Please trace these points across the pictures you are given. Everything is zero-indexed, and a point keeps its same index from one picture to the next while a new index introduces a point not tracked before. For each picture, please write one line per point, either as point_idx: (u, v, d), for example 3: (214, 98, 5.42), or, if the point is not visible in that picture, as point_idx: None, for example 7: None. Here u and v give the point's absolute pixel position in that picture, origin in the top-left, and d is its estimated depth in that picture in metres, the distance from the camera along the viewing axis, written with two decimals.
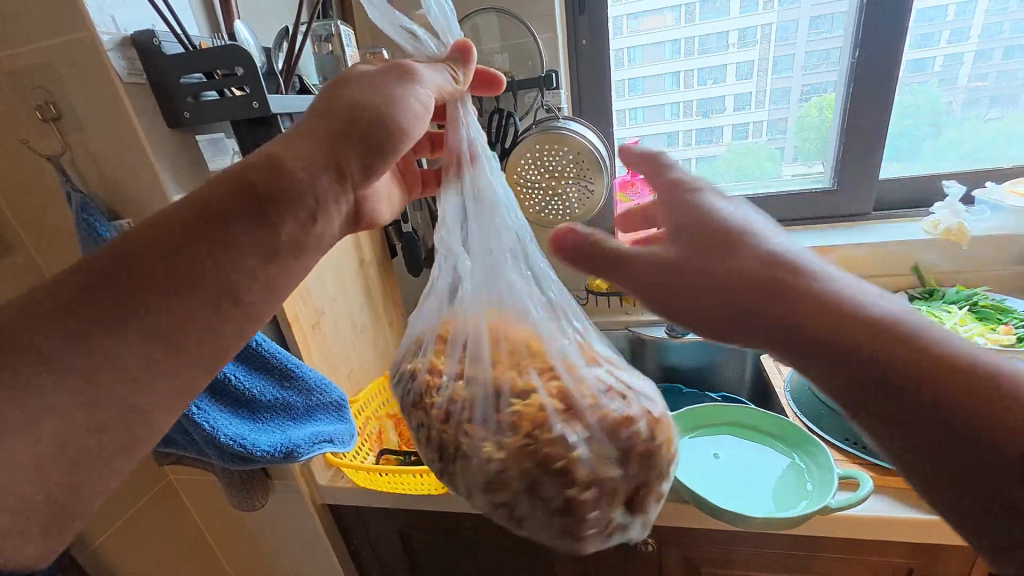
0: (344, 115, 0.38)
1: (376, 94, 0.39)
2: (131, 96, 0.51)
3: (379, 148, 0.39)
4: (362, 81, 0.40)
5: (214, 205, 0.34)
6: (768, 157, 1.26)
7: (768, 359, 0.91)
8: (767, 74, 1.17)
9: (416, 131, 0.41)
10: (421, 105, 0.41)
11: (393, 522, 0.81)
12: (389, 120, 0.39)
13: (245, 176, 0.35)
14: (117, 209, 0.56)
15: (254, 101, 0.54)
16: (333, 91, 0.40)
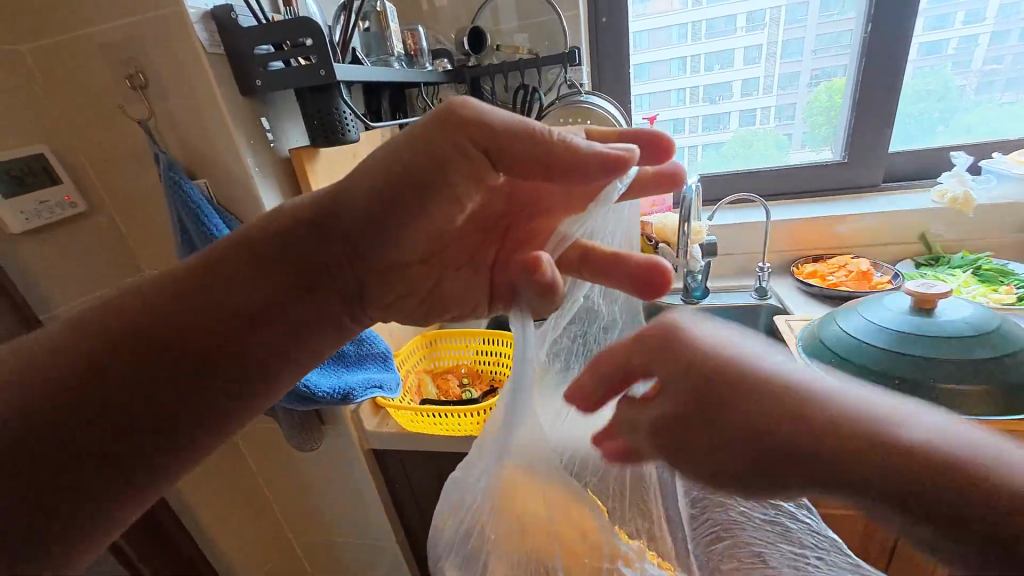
0: (448, 142, 0.34)
1: (451, 139, 0.34)
2: (213, 65, 0.57)
3: (493, 168, 0.36)
4: (468, 123, 0.34)
5: (411, 178, 0.35)
6: (777, 143, 1.31)
7: (780, 320, 0.97)
8: (775, 57, 1.22)
9: (447, 183, 0.35)
10: (483, 155, 0.35)
11: (432, 466, 0.87)
12: (474, 177, 0.36)
13: (432, 186, 0.35)
14: (196, 169, 0.63)
15: (320, 70, 0.59)
16: (436, 134, 0.34)
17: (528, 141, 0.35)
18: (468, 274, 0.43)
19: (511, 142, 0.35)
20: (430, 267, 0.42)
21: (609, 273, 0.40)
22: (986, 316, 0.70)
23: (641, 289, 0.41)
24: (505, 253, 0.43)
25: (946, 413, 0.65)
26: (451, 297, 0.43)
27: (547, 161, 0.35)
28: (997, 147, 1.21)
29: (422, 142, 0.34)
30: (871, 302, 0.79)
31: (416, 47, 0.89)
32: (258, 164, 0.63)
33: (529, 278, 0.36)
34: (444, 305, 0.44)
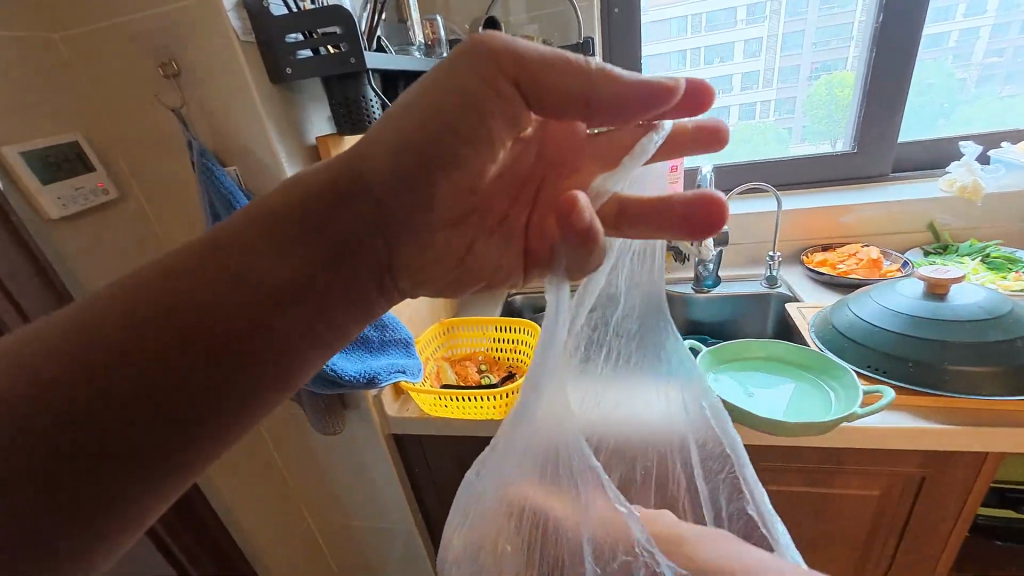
0: (481, 79, 0.35)
1: (487, 73, 0.34)
2: (246, 53, 0.58)
3: (528, 106, 0.36)
4: (504, 57, 0.34)
5: (449, 128, 0.35)
6: (775, 138, 1.33)
7: (792, 307, 0.98)
8: (776, 51, 1.24)
9: (487, 121, 0.35)
10: (521, 91, 0.35)
11: (451, 450, 0.89)
12: (511, 116, 0.36)
13: (470, 125, 0.35)
14: (226, 156, 0.64)
15: (350, 58, 0.60)
16: (472, 70, 0.34)
17: (570, 75, 0.35)
18: (500, 239, 0.44)
19: (549, 75, 0.35)
20: (463, 232, 0.41)
21: (647, 223, 0.40)
22: (998, 300, 0.72)
23: (682, 233, 0.40)
24: (537, 212, 0.43)
25: (958, 394, 0.67)
26: (483, 264, 0.44)
27: (584, 91, 0.35)
28: (1005, 137, 1.22)
29: (456, 83, 0.35)
30: (884, 287, 0.81)
31: (435, 37, 0.90)
32: (287, 151, 0.64)
33: (568, 222, 0.36)
34: (480, 271, 0.44)
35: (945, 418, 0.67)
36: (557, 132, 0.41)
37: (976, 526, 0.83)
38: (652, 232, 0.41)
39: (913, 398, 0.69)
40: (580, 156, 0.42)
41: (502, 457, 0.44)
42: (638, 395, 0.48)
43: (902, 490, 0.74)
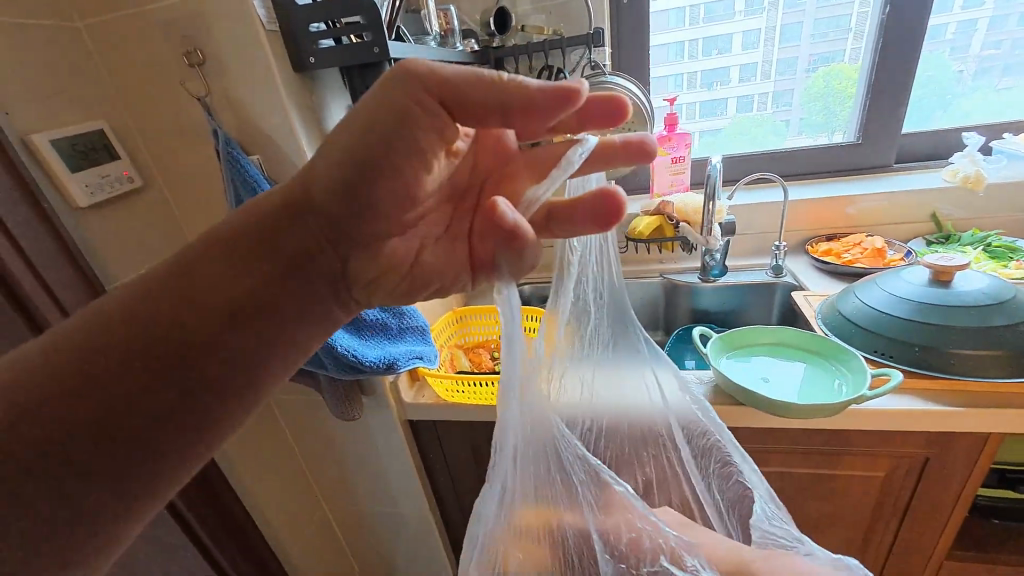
0: (405, 94, 0.36)
1: (406, 93, 0.36)
2: (270, 42, 0.59)
3: (453, 120, 0.38)
4: (421, 77, 0.36)
5: (393, 139, 0.37)
6: (774, 129, 1.34)
7: (798, 295, 1.00)
8: (774, 43, 1.25)
9: (412, 140, 0.38)
10: (438, 111, 0.37)
11: (465, 435, 0.91)
12: (437, 132, 0.38)
13: (394, 142, 0.37)
14: (249, 145, 0.65)
15: (374, 47, 0.61)
16: (396, 93, 0.36)
17: (483, 93, 0.36)
18: (448, 245, 0.47)
19: (466, 87, 0.36)
20: (412, 237, 0.44)
21: (576, 224, 0.42)
22: (1001, 286, 0.74)
23: (602, 227, 0.43)
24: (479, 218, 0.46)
25: (963, 377, 0.69)
26: (431, 272, 0.46)
27: (501, 101, 0.37)
28: (1007, 128, 1.24)
29: (385, 101, 0.36)
30: (889, 275, 0.83)
31: (449, 27, 0.90)
32: (309, 140, 0.65)
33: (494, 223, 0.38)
34: (428, 277, 0.46)
35: (949, 400, 0.69)
36: (489, 144, 0.44)
37: (975, 506, 0.86)
38: (581, 230, 0.43)
39: (919, 381, 0.71)
40: (514, 167, 0.45)
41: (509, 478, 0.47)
42: (614, 386, 0.53)
43: (906, 471, 0.77)
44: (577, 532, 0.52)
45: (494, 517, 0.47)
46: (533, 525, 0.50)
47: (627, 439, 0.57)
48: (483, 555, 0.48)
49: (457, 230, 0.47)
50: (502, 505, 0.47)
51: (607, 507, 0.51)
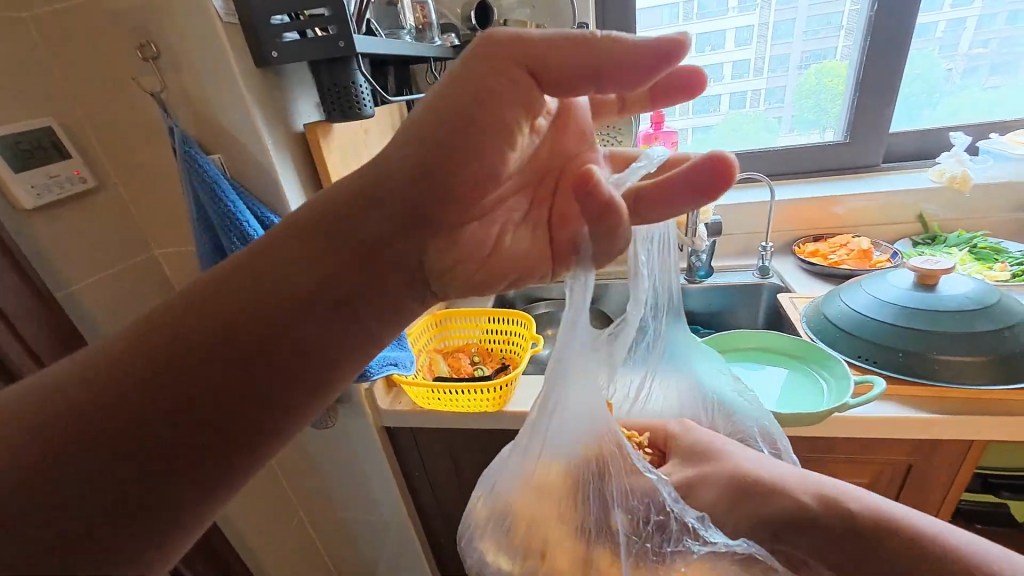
0: (489, 67, 0.35)
1: (497, 62, 0.35)
2: (228, 34, 0.56)
3: (540, 93, 0.37)
4: (513, 46, 0.35)
5: (467, 111, 0.35)
6: (766, 125, 1.32)
7: (784, 298, 0.98)
8: (766, 40, 1.22)
9: (502, 111, 0.36)
10: (531, 82, 0.36)
11: (444, 442, 0.88)
12: (526, 101, 0.36)
13: (474, 114, 0.35)
14: (209, 143, 0.62)
15: (340, 41, 0.58)
16: (484, 65, 0.35)
17: (585, 59, 0.36)
18: (527, 230, 0.46)
19: (560, 50, 0.35)
20: (491, 222, 0.43)
21: (665, 201, 0.44)
22: (986, 290, 0.73)
23: (704, 198, 0.43)
24: (559, 204, 0.46)
25: (949, 384, 0.68)
26: (509, 259, 0.45)
27: (597, 64, 0.35)
28: (993, 128, 1.23)
29: (466, 77, 0.35)
30: (874, 278, 0.81)
31: (425, 21, 0.88)
32: (274, 139, 0.62)
33: (590, 197, 0.39)
34: (505, 264, 0.44)
35: (934, 408, 0.67)
36: (570, 129, 0.45)
37: (958, 511, 0.85)
38: (673, 206, 0.44)
39: (903, 387, 0.70)
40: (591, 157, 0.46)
41: (545, 434, 0.49)
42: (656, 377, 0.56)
43: (890, 478, 0.76)
44: (600, 511, 0.50)
45: (516, 464, 0.50)
46: (557, 494, 0.50)
47: (656, 419, 0.59)
48: (503, 496, 0.51)
49: (537, 214, 0.46)
50: (528, 459, 0.49)
51: (637, 491, 0.49)
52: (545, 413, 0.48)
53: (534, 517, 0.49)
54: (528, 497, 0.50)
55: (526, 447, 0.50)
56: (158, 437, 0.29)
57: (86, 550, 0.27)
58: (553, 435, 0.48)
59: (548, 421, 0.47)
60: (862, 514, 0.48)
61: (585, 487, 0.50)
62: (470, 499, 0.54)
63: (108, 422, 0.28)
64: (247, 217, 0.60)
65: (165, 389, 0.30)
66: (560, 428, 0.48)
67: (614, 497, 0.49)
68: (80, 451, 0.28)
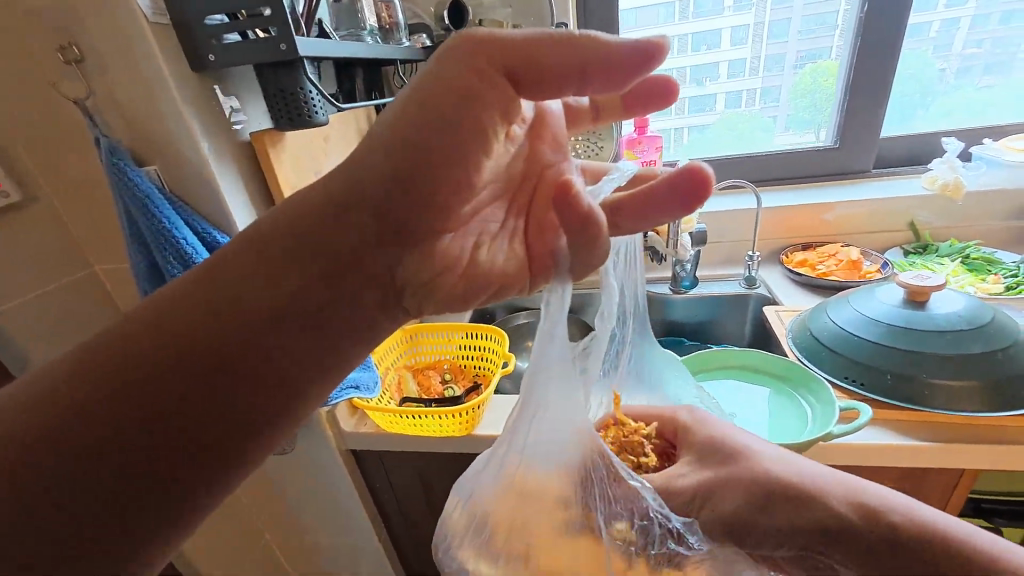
0: (464, 67, 0.32)
1: (478, 64, 0.32)
2: (157, 37, 0.51)
3: (520, 96, 0.34)
4: (496, 48, 0.32)
5: (443, 118, 0.32)
6: (761, 125, 1.28)
7: (770, 311, 0.95)
8: (762, 40, 1.18)
9: (481, 117, 0.33)
10: (511, 84, 0.33)
11: (412, 465, 0.84)
12: (508, 107, 0.33)
13: (451, 118, 0.32)
14: (143, 155, 0.57)
15: (281, 44, 0.53)
16: (464, 70, 0.32)
17: (566, 60, 0.32)
18: (504, 240, 0.43)
19: (547, 51, 0.32)
20: (466, 235, 0.40)
21: (646, 213, 0.41)
22: (978, 308, 0.69)
23: (686, 207, 0.39)
24: (535, 215, 0.44)
25: (938, 409, 0.64)
26: (486, 273, 0.42)
27: (583, 63, 0.32)
28: (986, 133, 1.20)
29: (440, 76, 0.32)
30: (863, 293, 0.78)
31: (392, 21, 0.83)
32: (216, 151, 0.58)
33: (568, 207, 0.37)
34: (486, 276, 0.42)
35: (922, 435, 0.64)
36: (545, 135, 0.41)
37: None
38: (655, 217, 0.41)
39: (891, 412, 0.66)
40: (569, 167, 0.44)
41: (519, 440, 0.44)
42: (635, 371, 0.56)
43: None
44: (579, 526, 0.44)
45: (493, 473, 0.45)
46: (533, 505, 0.44)
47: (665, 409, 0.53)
48: (473, 506, 0.45)
49: (513, 220, 0.43)
50: (505, 465, 0.45)
51: (620, 499, 0.43)
52: (521, 418, 0.43)
53: (506, 527, 0.44)
54: (500, 507, 0.45)
55: (501, 453, 0.45)
56: (133, 442, 0.29)
57: (87, 550, 0.28)
58: (528, 440, 0.44)
59: (525, 427, 0.43)
60: (916, 531, 0.39)
61: (564, 501, 0.44)
62: (445, 507, 0.48)
63: (84, 432, 0.29)
64: (184, 234, 0.56)
65: (133, 398, 0.30)
66: (535, 433, 0.44)
67: (593, 509, 0.43)
68: (57, 458, 0.28)
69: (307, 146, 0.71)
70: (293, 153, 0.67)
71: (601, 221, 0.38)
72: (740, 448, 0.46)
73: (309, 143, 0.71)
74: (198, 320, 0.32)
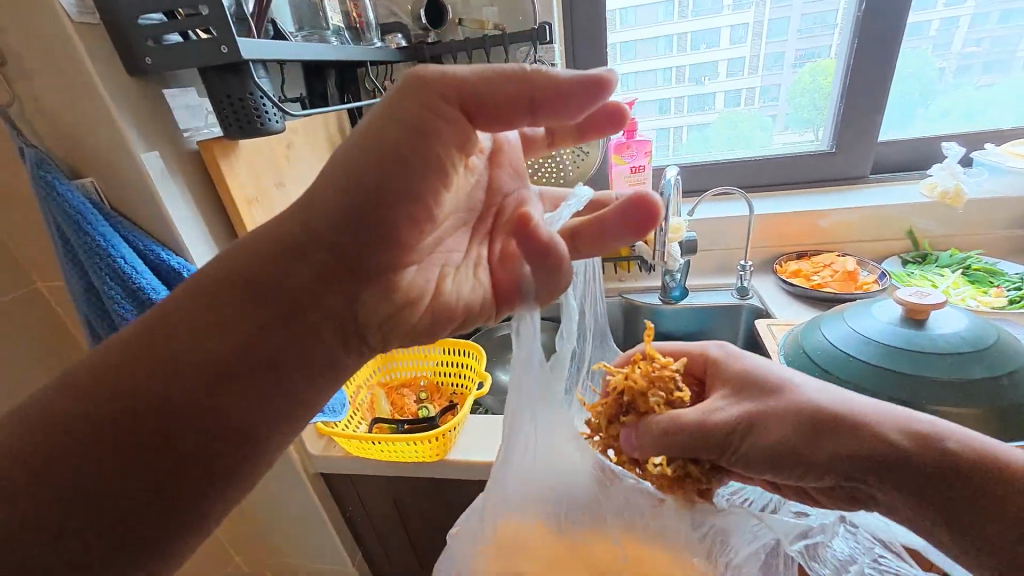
0: (417, 108, 0.30)
1: (423, 101, 0.30)
2: (83, 38, 0.47)
3: (475, 129, 0.32)
4: (440, 83, 0.30)
5: (389, 151, 0.30)
6: (760, 125, 1.23)
7: (762, 324, 0.91)
8: (761, 38, 1.13)
9: (434, 154, 0.31)
10: (461, 121, 0.31)
11: (385, 490, 0.80)
12: (463, 141, 0.32)
13: (399, 154, 0.30)
14: (78, 167, 0.53)
15: (222, 46, 0.48)
16: (409, 107, 0.30)
17: (513, 95, 0.31)
18: (467, 272, 0.41)
19: (493, 84, 0.30)
20: (432, 266, 0.39)
21: (603, 239, 0.40)
22: (981, 328, 0.65)
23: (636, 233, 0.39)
24: (499, 241, 0.43)
25: None
26: (452, 306, 0.40)
27: (530, 96, 0.31)
28: (987, 137, 1.15)
29: (395, 116, 0.30)
30: (858, 309, 0.73)
31: (361, 20, 0.78)
32: (159, 162, 0.53)
33: (528, 238, 0.36)
34: (452, 309, 0.40)
35: None
36: (504, 163, 0.41)
37: None
38: (611, 242, 0.41)
39: None
40: (527, 195, 0.43)
41: (512, 471, 0.41)
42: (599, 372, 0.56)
43: None
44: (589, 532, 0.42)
45: (485, 517, 0.42)
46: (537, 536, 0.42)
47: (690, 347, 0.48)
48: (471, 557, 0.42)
49: (480, 247, 0.42)
50: (499, 500, 0.41)
51: (622, 522, 0.41)
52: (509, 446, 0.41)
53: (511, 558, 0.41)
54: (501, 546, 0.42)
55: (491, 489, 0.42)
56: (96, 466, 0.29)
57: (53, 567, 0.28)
58: (521, 466, 0.41)
59: (513, 476, 0.41)
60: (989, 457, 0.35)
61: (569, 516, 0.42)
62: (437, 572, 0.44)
63: (57, 456, 0.29)
64: (122, 252, 0.52)
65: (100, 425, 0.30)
66: (526, 459, 0.41)
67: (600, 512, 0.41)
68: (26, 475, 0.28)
69: (266, 155, 0.66)
70: (251, 164, 0.63)
71: (562, 250, 0.37)
72: (785, 379, 0.41)
73: (268, 151, 0.67)
74: (167, 346, 0.32)
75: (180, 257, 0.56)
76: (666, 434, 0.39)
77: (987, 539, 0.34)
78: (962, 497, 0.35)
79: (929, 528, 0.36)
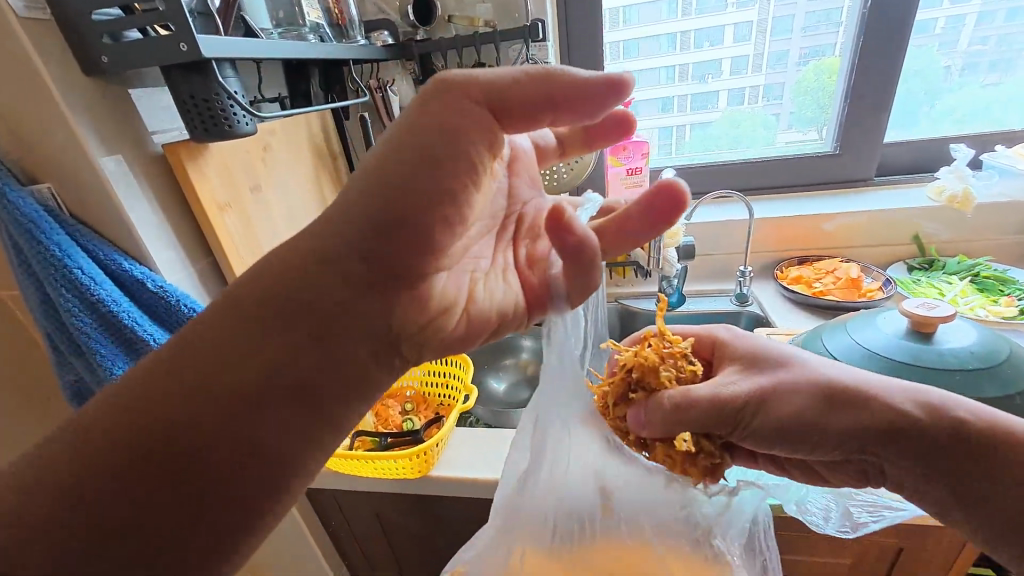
0: (447, 109, 0.29)
1: (451, 101, 0.29)
2: (33, 37, 0.44)
3: (503, 131, 0.31)
4: (465, 84, 0.29)
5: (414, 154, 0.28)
6: (763, 123, 1.19)
7: (761, 333, 0.87)
8: (765, 35, 1.09)
9: (471, 152, 0.29)
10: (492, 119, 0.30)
11: (369, 505, 0.77)
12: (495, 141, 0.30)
13: (428, 153, 0.28)
14: (34, 172, 0.50)
15: (181, 43, 0.45)
16: (435, 107, 0.29)
17: (537, 92, 0.30)
18: (497, 281, 0.39)
19: (516, 82, 0.29)
20: (462, 273, 0.36)
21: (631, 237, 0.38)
22: (992, 342, 0.62)
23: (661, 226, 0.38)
24: (523, 247, 0.41)
25: None
26: (486, 317, 0.37)
27: (548, 92, 0.30)
28: (997, 138, 1.12)
29: (418, 117, 0.29)
30: (862, 319, 0.70)
31: (344, 16, 0.75)
32: (123, 166, 0.51)
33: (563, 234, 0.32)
34: (486, 317, 0.37)
35: None
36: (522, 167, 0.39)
37: None
38: (635, 242, 0.39)
39: None
40: (544, 203, 0.42)
41: (528, 466, 0.38)
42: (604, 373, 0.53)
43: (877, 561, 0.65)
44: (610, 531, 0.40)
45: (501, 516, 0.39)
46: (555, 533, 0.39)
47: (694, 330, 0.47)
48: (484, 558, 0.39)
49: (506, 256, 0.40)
50: (515, 497, 0.39)
51: (642, 521, 0.39)
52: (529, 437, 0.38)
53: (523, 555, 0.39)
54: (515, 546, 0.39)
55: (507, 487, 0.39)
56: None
57: None
58: (541, 462, 0.38)
59: (533, 479, 0.38)
60: (976, 422, 0.38)
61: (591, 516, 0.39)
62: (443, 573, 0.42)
63: None
64: (79, 262, 0.49)
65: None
66: (546, 452, 0.39)
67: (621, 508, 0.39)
68: None
69: (241, 158, 0.63)
70: (225, 169, 0.60)
71: (595, 242, 0.34)
72: (788, 355, 0.41)
73: (243, 153, 0.64)
74: None
75: (143, 266, 0.53)
76: (677, 411, 0.38)
77: (987, 502, 0.37)
78: (957, 467, 0.37)
79: (935, 500, 0.38)
